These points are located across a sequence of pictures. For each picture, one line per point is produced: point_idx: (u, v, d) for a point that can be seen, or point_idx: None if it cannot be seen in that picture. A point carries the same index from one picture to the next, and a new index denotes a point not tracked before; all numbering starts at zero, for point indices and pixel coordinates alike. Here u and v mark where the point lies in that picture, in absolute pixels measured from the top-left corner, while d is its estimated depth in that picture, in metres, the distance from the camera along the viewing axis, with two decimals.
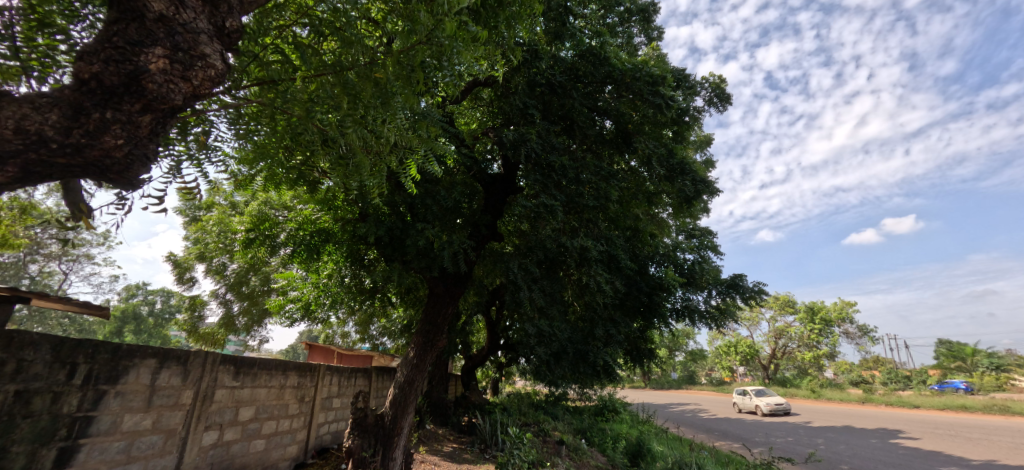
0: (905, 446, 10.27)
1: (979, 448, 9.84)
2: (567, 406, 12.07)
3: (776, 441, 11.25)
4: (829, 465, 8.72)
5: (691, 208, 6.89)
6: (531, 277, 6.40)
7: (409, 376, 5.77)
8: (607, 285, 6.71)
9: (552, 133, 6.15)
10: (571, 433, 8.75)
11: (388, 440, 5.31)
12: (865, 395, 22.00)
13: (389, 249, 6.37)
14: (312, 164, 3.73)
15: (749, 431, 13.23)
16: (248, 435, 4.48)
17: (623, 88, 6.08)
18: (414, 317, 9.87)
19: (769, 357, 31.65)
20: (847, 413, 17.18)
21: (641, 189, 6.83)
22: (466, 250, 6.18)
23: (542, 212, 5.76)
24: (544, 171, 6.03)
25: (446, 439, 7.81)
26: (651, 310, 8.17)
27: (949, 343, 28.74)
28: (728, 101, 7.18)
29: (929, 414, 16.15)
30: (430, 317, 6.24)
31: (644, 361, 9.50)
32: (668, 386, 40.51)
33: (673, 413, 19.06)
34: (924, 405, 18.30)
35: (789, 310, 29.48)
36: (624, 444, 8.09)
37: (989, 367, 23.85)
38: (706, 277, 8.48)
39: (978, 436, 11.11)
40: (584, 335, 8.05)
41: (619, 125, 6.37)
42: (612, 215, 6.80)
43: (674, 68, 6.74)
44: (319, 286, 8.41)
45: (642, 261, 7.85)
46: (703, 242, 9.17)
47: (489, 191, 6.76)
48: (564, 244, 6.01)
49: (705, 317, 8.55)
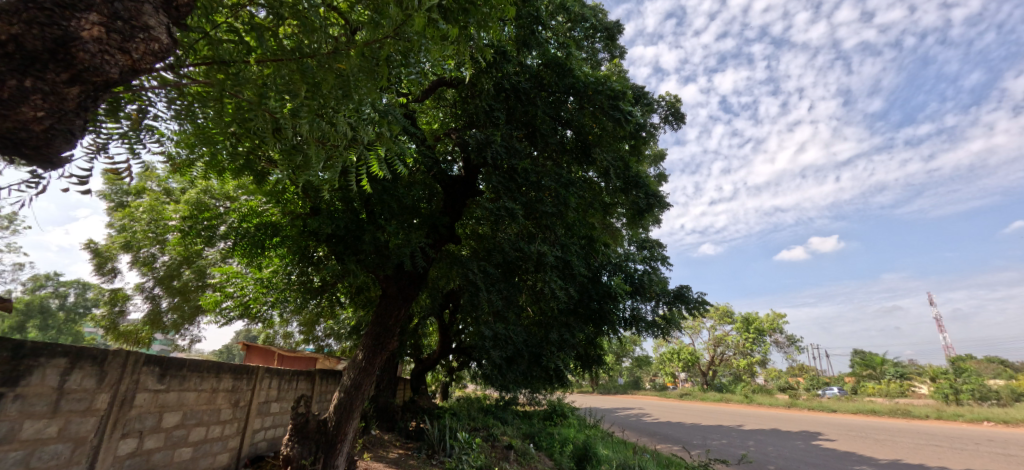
0: (824, 447, 11.17)
1: (883, 448, 10.98)
2: (516, 411, 12.13)
3: (711, 444, 11.91)
4: (758, 464, 9.32)
5: (643, 220, 7.19)
6: (488, 278, 6.39)
7: (357, 379, 5.55)
8: (562, 290, 6.82)
9: (514, 137, 6.16)
10: (519, 437, 8.78)
11: (331, 446, 5.12)
12: (791, 400, 23.80)
13: (340, 246, 5.93)
14: (260, 153, 3.51)
15: (688, 434, 13.92)
16: (171, 444, 4.11)
17: (586, 101, 6.23)
18: (363, 319, 9.54)
19: (708, 364, 33.51)
20: (775, 417, 18.53)
21: (597, 199, 7.04)
22: (423, 250, 6.10)
23: (501, 215, 5.80)
24: (507, 175, 6.03)
25: (391, 445, 7.56)
26: (602, 317, 8.41)
27: (862, 354, 31.91)
28: (682, 121, 7.57)
29: (845, 418, 17.74)
30: (382, 318, 6.01)
31: (594, 366, 9.69)
32: (614, 391, 41.85)
33: (617, 418, 19.63)
34: (839, 410, 20.09)
35: (727, 321, 31.45)
36: (571, 448, 8.10)
37: (894, 375, 26.73)
38: (655, 286, 8.76)
39: (882, 437, 12.41)
40: (539, 340, 8.13)
41: (580, 135, 6.51)
42: (570, 223, 6.91)
43: (634, 85, 7.03)
44: (262, 283, 7.97)
45: (595, 269, 8.03)
46: (653, 254, 9.50)
47: (449, 193, 6.68)
48: (522, 248, 6.12)
49: (651, 326, 8.88)
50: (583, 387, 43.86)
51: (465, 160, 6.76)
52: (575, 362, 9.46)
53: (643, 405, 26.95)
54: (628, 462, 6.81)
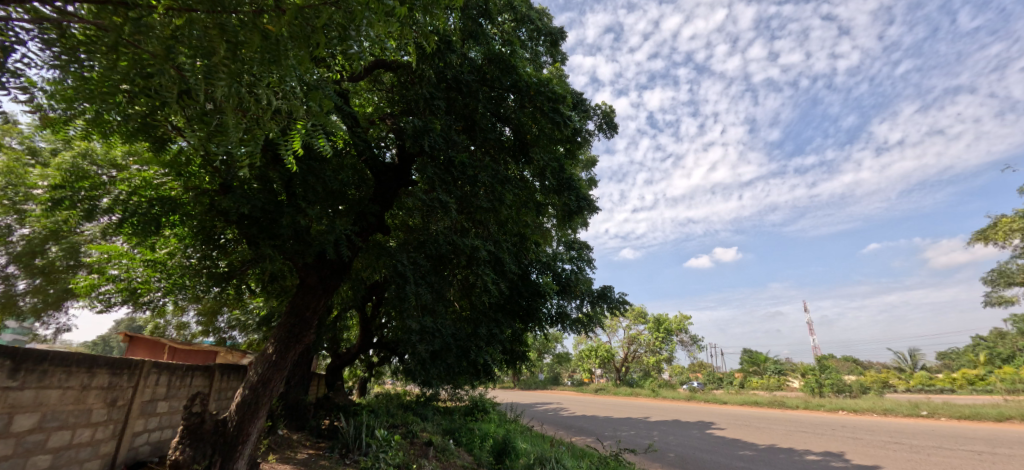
0: (716, 435, 12.51)
1: (763, 434, 12.57)
2: (438, 406, 12.00)
3: (621, 435, 12.78)
4: (661, 452, 10.17)
5: (573, 221, 7.51)
6: (419, 270, 6.21)
7: (265, 375, 5.12)
8: (492, 286, 6.85)
9: (453, 129, 6.07)
10: (439, 433, 8.70)
11: (229, 449, 4.71)
12: (690, 394, 26.37)
13: (255, 229, 5.31)
14: (163, 116, 3.07)
15: (601, 427, 14.79)
16: (22, 451, 3.47)
17: (526, 100, 6.32)
18: (277, 309, 8.86)
19: (622, 361, 35.92)
20: (676, 409, 20.40)
21: (532, 198, 7.18)
22: (349, 238, 5.79)
23: (434, 207, 5.68)
24: (444, 166, 5.94)
25: (300, 445, 7.06)
26: (529, 314, 8.59)
27: (750, 353, 36.26)
28: (615, 130, 8.00)
29: (733, 409, 20.03)
30: (298, 309, 5.60)
31: (517, 362, 9.89)
32: (534, 387, 43.22)
33: (536, 412, 20.27)
34: (729, 402, 22.65)
35: (641, 321, 33.99)
36: (491, 443, 8.18)
37: (774, 371, 30.75)
38: (580, 286, 9.13)
39: (762, 425, 14.21)
40: (467, 334, 8.10)
41: (518, 134, 6.60)
42: (503, 219, 6.98)
43: (573, 91, 7.28)
44: (154, 265, 7.07)
45: (524, 267, 8.19)
46: (580, 254, 9.92)
47: (381, 181, 6.44)
48: (455, 242, 6.06)
49: (575, 323, 9.27)
50: (505, 383, 44.68)
51: (399, 148, 6.53)
52: (501, 358, 9.58)
53: (561, 399, 28.17)
54: (545, 454, 7.01)
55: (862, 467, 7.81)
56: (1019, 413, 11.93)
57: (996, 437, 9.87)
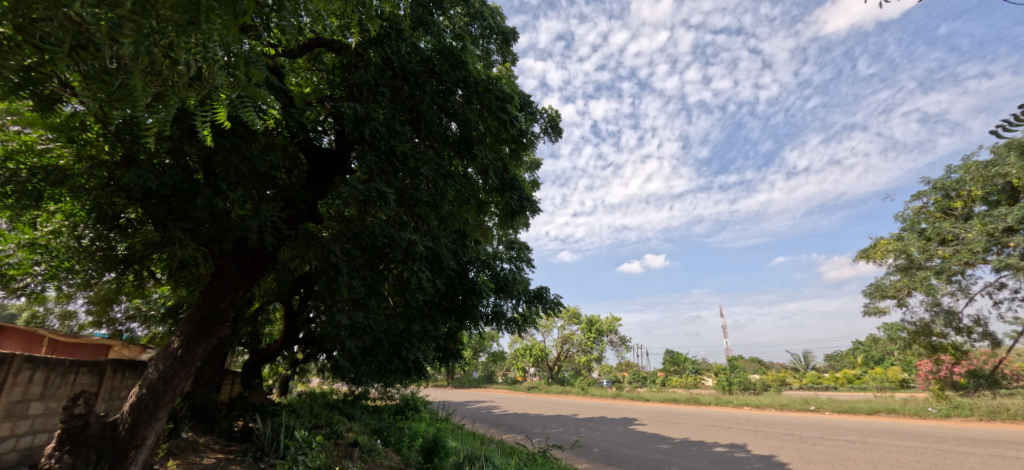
0: (637, 431, 13.29)
1: (679, 429, 13.57)
2: (366, 405, 11.55)
3: (550, 432, 13.15)
4: (586, 447, 10.60)
5: (513, 221, 7.63)
6: (352, 263, 5.94)
7: (168, 371, 4.62)
8: (429, 282, 6.74)
9: (396, 118, 5.88)
10: (366, 433, 8.39)
11: (119, 455, 4.24)
12: (616, 392, 27.79)
13: (162, 210, 4.73)
14: (52, 71, 2.64)
15: (531, 424, 15.10)
16: None
17: (474, 96, 6.29)
18: (188, 299, 8.08)
19: (555, 359, 36.97)
20: (602, 406, 21.41)
21: (474, 196, 7.15)
22: (275, 224, 5.39)
23: (371, 197, 5.43)
24: (385, 156, 5.74)
25: (208, 449, 6.45)
26: (465, 311, 8.53)
27: (671, 353, 39.01)
28: (559, 135, 8.21)
29: (654, 406, 21.42)
30: (212, 299, 5.10)
31: (451, 360, 9.80)
32: (468, 385, 43.13)
33: (468, 411, 20.26)
34: (651, 399, 24.21)
35: (574, 321, 35.23)
36: (421, 442, 8.01)
37: (691, 371, 33.35)
38: (517, 285, 9.21)
39: (678, 421, 15.34)
40: (401, 330, 7.91)
41: (464, 130, 6.55)
42: (443, 215, 6.90)
43: (521, 92, 7.36)
44: (32, 245, 6.08)
45: (463, 264, 8.14)
46: (519, 254, 10.05)
47: (315, 166, 6.09)
48: (392, 235, 5.88)
49: (510, 322, 9.36)
50: (438, 381, 44.08)
51: (337, 133, 6.21)
52: (434, 356, 9.43)
53: (494, 397, 28.39)
54: (475, 453, 7.00)
55: (760, 456, 8.71)
56: (883, 407, 13.98)
57: (864, 427, 11.48)
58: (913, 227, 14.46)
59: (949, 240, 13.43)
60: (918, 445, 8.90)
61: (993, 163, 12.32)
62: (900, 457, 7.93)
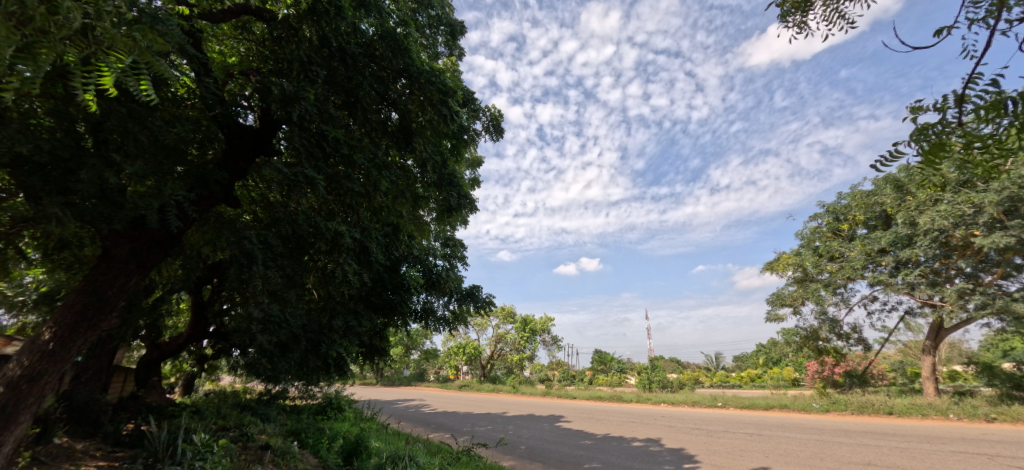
0: (563, 428, 13.76)
1: (601, 425, 14.27)
2: (283, 405, 10.81)
3: (478, 430, 13.21)
4: (512, 444, 10.78)
5: (450, 217, 7.68)
6: (270, 251, 5.55)
7: (37, 368, 4.08)
8: (356, 275, 6.48)
9: (330, 101, 5.55)
10: (281, 435, 7.85)
11: None
12: (546, 390, 28.56)
13: (35, 180, 3.96)
14: None
15: (460, 422, 15.06)
16: None
17: (417, 87, 6.08)
18: (73, 285, 7.16)
19: (488, 358, 37.13)
20: (531, 403, 21.88)
21: (410, 189, 6.95)
22: (181, 205, 4.85)
23: (297, 183, 5.15)
24: (314, 139, 5.44)
25: (88, 456, 5.63)
26: (394, 307, 8.17)
27: (599, 352, 40.91)
28: (501, 134, 8.27)
29: (580, 403, 22.31)
30: (94, 287, 4.48)
31: (377, 357, 9.45)
32: (397, 383, 41.95)
33: (396, 409, 19.74)
34: (578, 397, 25.19)
35: (509, 320, 35.66)
36: (341, 443, 7.65)
37: (616, 369, 35.20)
38: (449, 283, 9.03)
39: (601, 417, 16.11)
40: (321, 325, 7.44)
41: (403, 120, 6.36)
42: (376, 207, 6.70)
43: (464, 88, 7.30)
44: None
45: (395, 259, 7.86)
46: (454, 252, 9.94)
47: (234, 144, 5.58)
48: (318, 225, 5.63)
49: (441, 320, 9.23)
50: (366, 379, 42.35)
51: (263, 111, 5.75)
52: (357, 353, 8.99)
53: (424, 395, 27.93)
54: (399, 452, 6.83)
55: (672, 449, 9.42)
56: (777, 404, 15.73)
57: (761, 421, 12.84)
58: (809, 244, 16.38)
59: (836, 258, 15.41)
60: (802, 436, 10.14)
61: (872, 193, 14.35)
62: (786, 447, 8.97)
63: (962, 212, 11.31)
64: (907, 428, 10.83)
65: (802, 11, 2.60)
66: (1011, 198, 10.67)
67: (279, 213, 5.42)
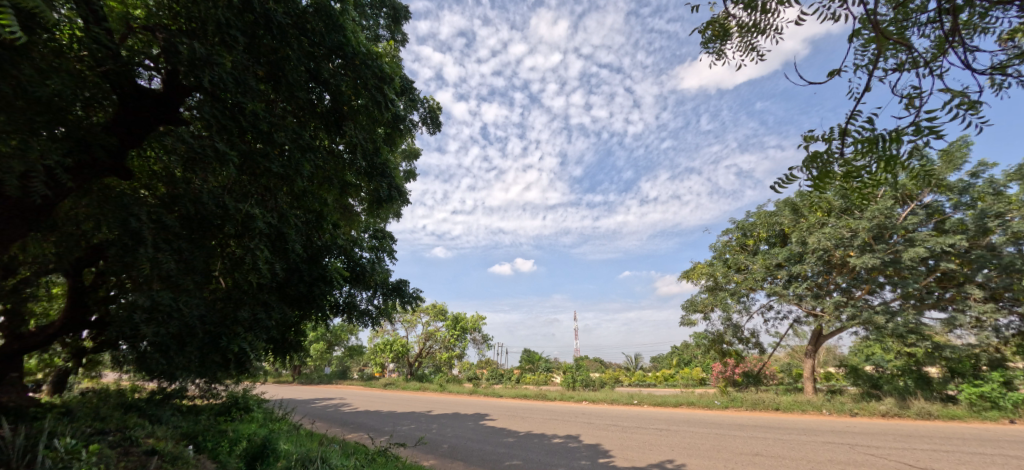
0: (486, 426, 13.87)
1: (524, 423, 14.60)
2: (178, 405, 9.72)
3: (399, 430, 12.87)
4: (433, 443, 10.66)
5: (381, 209, 7.46)
6: (164, 231, 5.04)
7: None
8: (267, 264, 6.00)
9: (251, 72, 5.07)
10: (174, 439, 7.05)
11: None
12: (473, 389, 28.58)
13: None
14: None
15: (381, 422, 14.57)
16: None
17: (351, 68, 5.84)
18: None
19: (416, 356, 36.30)
20: (456, 402, 21.77)
21: (337, 175, 6.60)
22: (53, 170, 4.16)
23: (205, 157, 4.72)
24: (227, 111, 4.93)
25: None
26: (311, 301, 7.64)
27: (528, 352, 41.84)
28: (438, 127, 8.17)
29: (506, 402, 22.62)
30: None
31: (288, 353, 8.74)
32: (315, 381, 39.51)
33: (312, 409, 18.60)
34: (505, 395, 25.54)
35: (440, 318, 35.18)
36: (245, 446, 7.06)
37: (543, 369, 36.22)
38: (375, 276, 8.69)
39: (525, 415, 16.47)
40: (223, 318, 6.61)
41: (335, 102, 5.99)
42: (296, 191, 6.36)
43: (403, 76, 7.12)
44: None
45: (316, 247, 7.38)
46: (382, 244, 9.53)
47: (128, 107, 4.91)
48: (225, 206, 5.26)
49: (364, 315, 8.83)
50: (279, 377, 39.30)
51: (169, 74, 5.08)
52: (265, 349, 8.25)
53: (344, 394, 26.60)
54: (311, 454, 6.46)
55: (588, 444, 9.90)
56: (685, 401, 17.16)
57: (671, 417, 13.93)
58: (720, 256, 18.09)
59: (741, 270, 17.15)
60: (703, 430, 11.17)
61: (772, 213, 16.20)
62: (689, 440, 9.82)
63: (842, 235, 13.24)
64: (789, 422, 12.36)
65: (722, 40, 2.89)
66: (877, 225, 12.76)
67: (179, 189, 5.01)
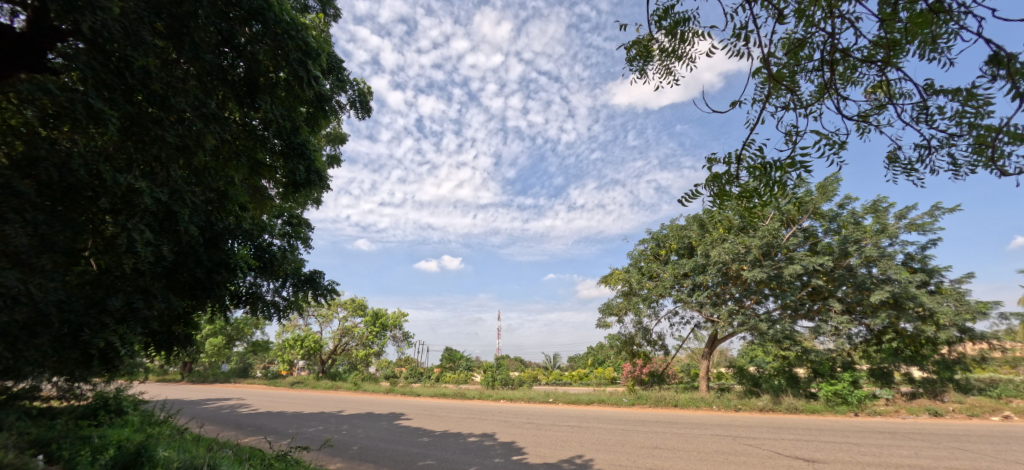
0: (401, 425, 13.50)
1: (441, 421, 14.45)
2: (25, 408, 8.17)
3: (304, 432, 12.04)
4: (341, 444, 10.12)
5: (298, 194, 6.92)
6: (16, 198, 4.21)
7: None
8: (152, 245, 5.32)
9: (146, 24, 4.43)
10: (17, 448, 5.92)
11: None
12: (390, 388, 27.60)
13: None
14: None
15: (284, 424, 13.51)
16: None
17: (271, 37, 5.27)
18: None
19: (329, 352, 34.10)
20: (372, 401, 20.86)
21: (247, 152, 6.05)
22: None
23: (77, 115, 4.02)
24: (113, 66, 4.27)
25: None
26: (207, 291, 6.85)
27: (450, 350, 41.43)
28: (367, 113, 7.81)
29: (424, 401, 22.18)
30: None
31: (174, 349, 7.70)
32: (209, 380, 35.38)
33: (202, 411, 16.66)
34: (423, 394, 25.01)
35: (359, 313, 33.46)
36: (114, 454, 6.15)
37: (464, 367, 36.09)
38: (285, 266, 8.11)
39: (442, 414, 16.31)
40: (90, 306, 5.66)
41: (251, 72, 5.48)
42: (196, 165, 5.68)
43: (332, 54, 6.69)
44: None
45: (217, 230, 6.63)
46: (296, 232, 8.80)
47: None
48: (103, 176, 4.54)
49: (270, 307, 8.13)
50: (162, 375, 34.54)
51: (36, 11, 4.25)
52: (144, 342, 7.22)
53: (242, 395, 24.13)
54: (197, 461, 5.80)
55: (503, 442, 10.05)
56: (597, 399, 18.20)
57: (583, 414, 14.68)
58: (635, 263, 19.48)
59: (653, 277, 18.62)
60: (611, 426, 11.94)
61: (683, 227, 17.84)
62: (597, 436, 10.41)
63: (738, 250, 15.00)
64: (684, 417, 13.69)
65: (644, 60, 3.13)
66: (766, 243, 14.73)
67: (38, 151, 4.26)
